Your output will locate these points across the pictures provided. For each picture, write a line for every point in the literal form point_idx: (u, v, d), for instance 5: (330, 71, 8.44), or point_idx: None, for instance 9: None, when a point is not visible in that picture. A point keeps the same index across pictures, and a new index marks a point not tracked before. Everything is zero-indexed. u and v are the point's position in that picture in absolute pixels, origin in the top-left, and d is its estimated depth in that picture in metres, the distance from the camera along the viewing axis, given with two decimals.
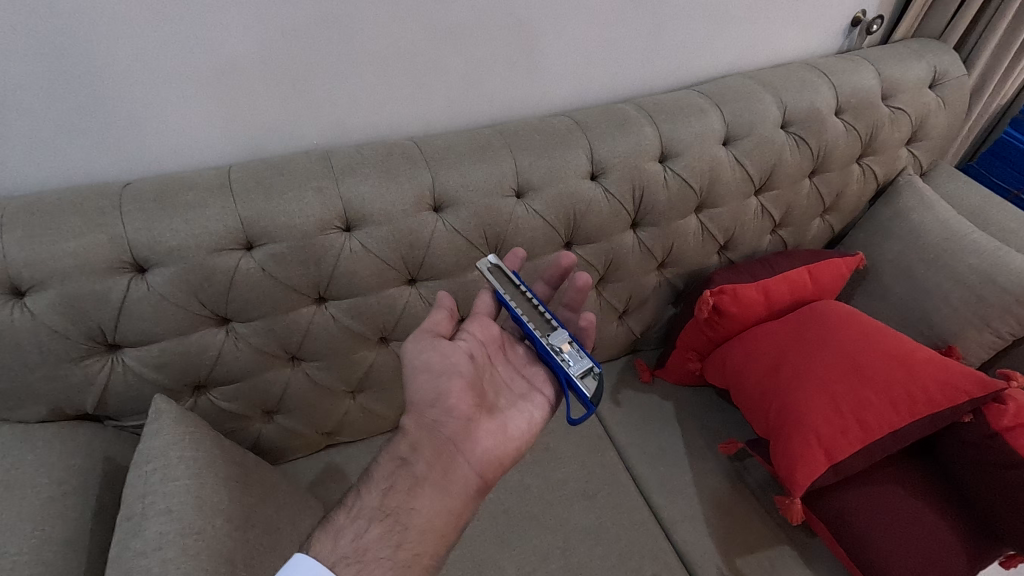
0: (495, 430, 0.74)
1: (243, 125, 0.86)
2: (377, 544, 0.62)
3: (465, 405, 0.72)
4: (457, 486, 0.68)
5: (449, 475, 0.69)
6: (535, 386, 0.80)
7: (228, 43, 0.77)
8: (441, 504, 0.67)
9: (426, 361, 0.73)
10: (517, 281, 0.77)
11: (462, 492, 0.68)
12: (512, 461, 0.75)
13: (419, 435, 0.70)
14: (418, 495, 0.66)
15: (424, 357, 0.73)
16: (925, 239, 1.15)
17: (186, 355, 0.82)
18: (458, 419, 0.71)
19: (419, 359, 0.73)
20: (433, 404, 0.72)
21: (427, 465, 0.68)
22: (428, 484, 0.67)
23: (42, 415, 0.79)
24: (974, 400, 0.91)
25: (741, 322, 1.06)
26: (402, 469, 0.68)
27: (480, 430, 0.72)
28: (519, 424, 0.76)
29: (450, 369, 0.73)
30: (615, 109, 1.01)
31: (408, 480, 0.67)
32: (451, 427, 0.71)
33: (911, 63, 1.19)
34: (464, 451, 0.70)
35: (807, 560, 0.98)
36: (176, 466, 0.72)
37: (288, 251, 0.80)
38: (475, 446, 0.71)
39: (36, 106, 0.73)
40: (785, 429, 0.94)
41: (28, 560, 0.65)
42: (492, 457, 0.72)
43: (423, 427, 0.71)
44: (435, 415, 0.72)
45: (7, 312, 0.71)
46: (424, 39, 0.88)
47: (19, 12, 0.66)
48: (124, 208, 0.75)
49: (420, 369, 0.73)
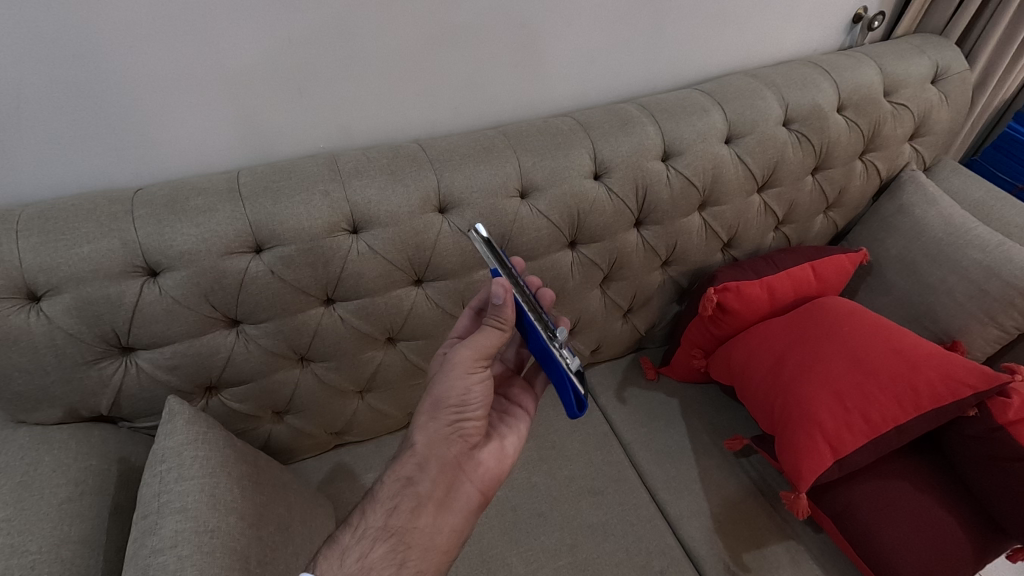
0: (493, 449, 0.75)
1: (251, 130, 0.87)
2: (382, 563, 0.63)
3: (477, 429, 0.73)
4: (459, 503, 0.70)
5: (452, 493, 0.70)
6: (514, 400, 0.84)
7: (238, 52, 0.79)
8: (444, 522, 0.68)
9: (460, 382, 0.70)
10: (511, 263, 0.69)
11: (464, 509, 0.70)
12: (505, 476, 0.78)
13: (426, 453, 0.70)
14: (421, 514, 0.67)
15: (461, 379, 0.70)
16: (929, 234, 1.15)
17: (198, 357, 0.83)
18: (465, 440, 0.72)
19: (458, 383, 0.70)
20: (450, 426, 0.72)
21: (432, 484, 0.69)
22: (430, 503, 0.68)
23: (58, 417, 0.81)
24: (978, 393, 0.91)
25: (745, 318, 1.07)
26: (407, 488, 0.69)
27: (482, 451, 0.74)
28: (511, 440, 0.79)
29: (478, 396, 0.72)
30: (617, 109, 1.02)
31: (411, 500, 0.68)
32: (459, 447, 0.72)
33: (913, 59, 1.19)
34: (468, 471, 0.72)
35: (814, 555, 0.99)
36: (190, 466, 0.73)
37: (297, 254, 0.81)
38: (478, 466, 0.73)
39: (49, 113, 0.74)
40: (791, 425, 0.94)
41: (47, 559, 0.67)
42: (492, 476, 0.74)
43: (432, 446, 0.71)
44: (448, 435, 0.71)
45: (24, 316, 0.73)
46: (427, 43, 0.89)
47: (30, 26, 0.67)
48: (137, 213, 0.76)
49: (450, 390, 0.71)
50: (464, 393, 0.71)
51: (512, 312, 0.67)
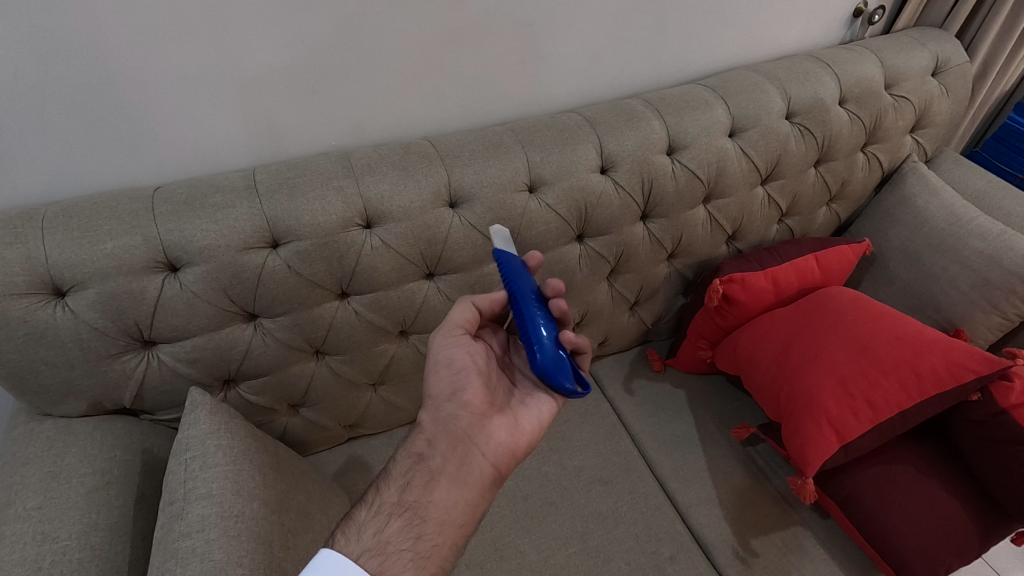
0: (507, 424, 0.76)
1: (264, 129, 0.89)
2: (398, 537, 0.65)
3: (480, 399, 0.76)
4: (472, 477, 0.72)
5: (465, 467, 0.72)
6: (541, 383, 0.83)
7: (253, 57, 0.81)
8: (458, 496, 0.70)
9: (443, 352, 0.77)
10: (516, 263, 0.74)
11: (478, 484, 0.72)
12: (525, 453, 0.77)
13: (434, 429, 0.74)
14: (434, 489, 0.69)
15: (444, 347, 0.77)
16: (931, 224, 1.17)
17: (217, 350, 0.85)
18: (472, 411, 0.75)
19: (441, 353, 0.77)
20: (451, 399, 0.76)
21: (442, 459, 0.72)
22: (443, 477, 0.70)
23: (83, 410, 0.83)
24: (981, 377, 0.93)
25: (750, 309, 1.09)
26: (418, 464, 0.71)
27: (494, 424, 0.76)
28: (529, 419, 0.78)
29: (465, 364, 0.77)
30: (623, 104, 1.04)
31: (424, 475, 0.70)
32: (465, 419, 0.75)
33: (913, 52, 1.20)
34: (478, 444, 0.74)
35: (821, 539, 1.00)
36: (214, 454, 0.75)
37: (312, 249, 0.83)
38: (489, 439, 0.75)
39: (69, 115, 0.77)
40: (797, 411, 0.96)
41: (77, 545, 0.69)
42: (505, 450, 0.75)
43: (439, 420, 0.75)
44: (452, 408, 0.75)
45: (49, 311, 0.75)
46: (434, 41, 0.90)
47: (44, 29, 0.69)
48: (157, 210, 0.79)
49: (438, 364, 0.77)
50: (450, 361, 0.77)
51: (489, 302, 0.79)
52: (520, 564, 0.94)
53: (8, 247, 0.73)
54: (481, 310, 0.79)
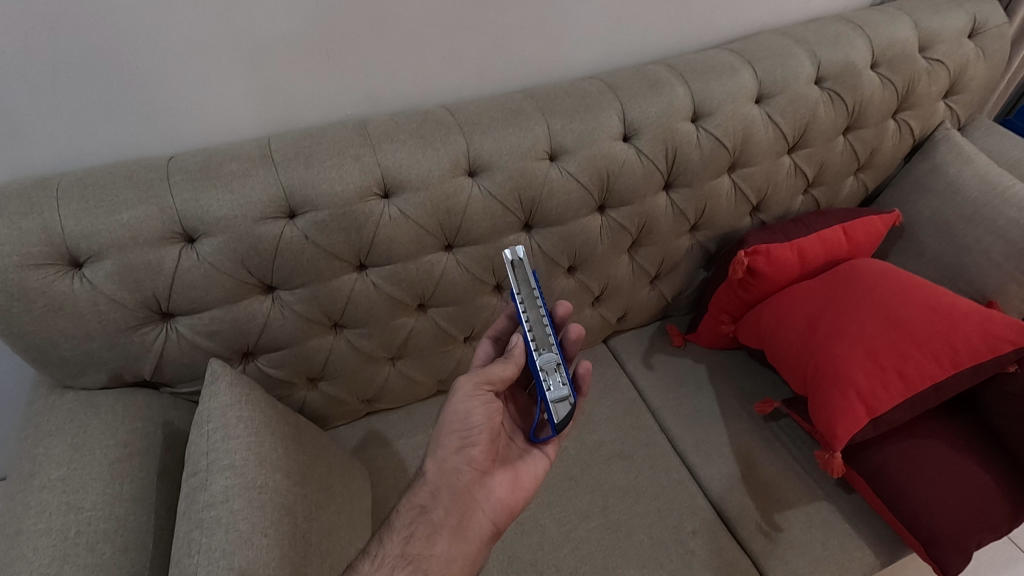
0: (507, 479, 0.77)
1: (278, 95, 0.87)
2: None
3: (485, 457, 0.75)
4: (472, 533, 0.71)
5: (465, 522, 0.72)
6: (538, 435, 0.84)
7: (270, 21, 0.79)
8: (458, 550, 0.69)
9: (463, 406, 0.73)
10: (533, 282, 0.72)
11: (478, 538, 0.72)
12: (520, 508, 0.78)
13: (437, 481, 0.73)
14: (436, 541, 0.68)
15: (465, 402, 0.73)
16: (963, 193, 1.13)
17: (235, 323, 0.84)
18: (474, 468, 0.74)
19: (460, 407, 0.73)
20: (458, 451, 0.74)
21: (444, 512, 0.71)
22: (445, 531, 0.70)
23: (103, 381, 0.82)
24: (1018, 348, 0.90)
25: (775, 283, 1.06)
26: (421, 516, 0.70)
27: (494, 480, 0.76)
28: (526, 473, 0.79)
29: (481, 422, 0.74)
30: (646, 70, 1.01)
31: (426, 527, 0.69)
32: (468, 475, 0.73)
33: (949, 12, 1.15)
34: (478, 500, 0.74)
35: (847, 515, 0.98)
36: (235, 426, 0.74)
37: (329, 219, 0.81)
38: (489, 495, 0.74)
39: (79, 80, 0.74)
40: (825, 385, 0.94)
41: (102, 515, 0.69)
42: (504, 506, 0.75)
43: (443, 473, 0.73)
44: (457, 462, 0.74)
45: (67, 282, 0.74)
46: (451, 6, 0.88)
47: None
48: (173, 180, 0.77)
49: (453, 414, 0.74)
50: (466, 417, 0.73)
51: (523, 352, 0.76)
52: (541, 537, 0.94)
53: (24, 217, 0.72)
54: (514, 370, 0.75)
